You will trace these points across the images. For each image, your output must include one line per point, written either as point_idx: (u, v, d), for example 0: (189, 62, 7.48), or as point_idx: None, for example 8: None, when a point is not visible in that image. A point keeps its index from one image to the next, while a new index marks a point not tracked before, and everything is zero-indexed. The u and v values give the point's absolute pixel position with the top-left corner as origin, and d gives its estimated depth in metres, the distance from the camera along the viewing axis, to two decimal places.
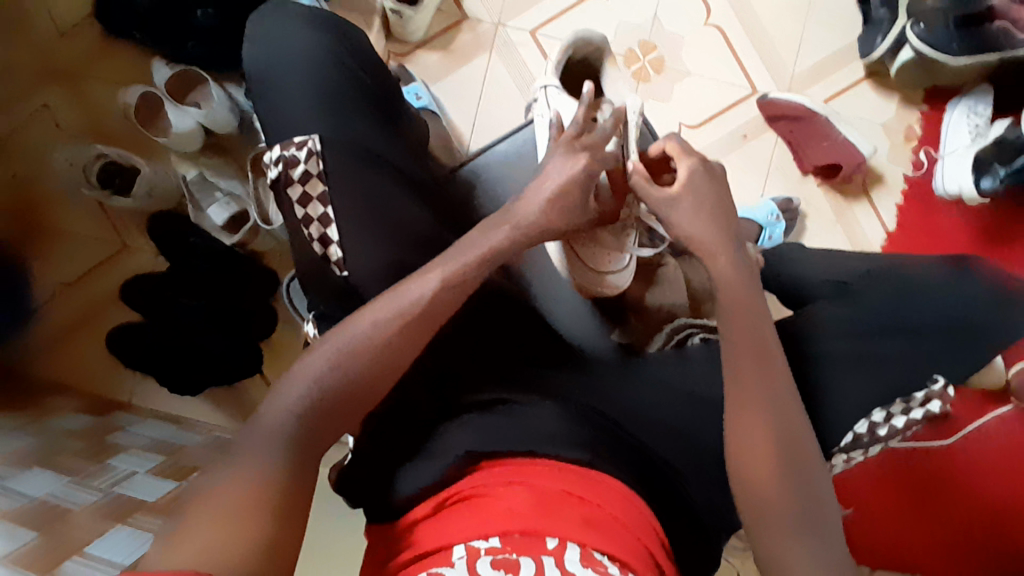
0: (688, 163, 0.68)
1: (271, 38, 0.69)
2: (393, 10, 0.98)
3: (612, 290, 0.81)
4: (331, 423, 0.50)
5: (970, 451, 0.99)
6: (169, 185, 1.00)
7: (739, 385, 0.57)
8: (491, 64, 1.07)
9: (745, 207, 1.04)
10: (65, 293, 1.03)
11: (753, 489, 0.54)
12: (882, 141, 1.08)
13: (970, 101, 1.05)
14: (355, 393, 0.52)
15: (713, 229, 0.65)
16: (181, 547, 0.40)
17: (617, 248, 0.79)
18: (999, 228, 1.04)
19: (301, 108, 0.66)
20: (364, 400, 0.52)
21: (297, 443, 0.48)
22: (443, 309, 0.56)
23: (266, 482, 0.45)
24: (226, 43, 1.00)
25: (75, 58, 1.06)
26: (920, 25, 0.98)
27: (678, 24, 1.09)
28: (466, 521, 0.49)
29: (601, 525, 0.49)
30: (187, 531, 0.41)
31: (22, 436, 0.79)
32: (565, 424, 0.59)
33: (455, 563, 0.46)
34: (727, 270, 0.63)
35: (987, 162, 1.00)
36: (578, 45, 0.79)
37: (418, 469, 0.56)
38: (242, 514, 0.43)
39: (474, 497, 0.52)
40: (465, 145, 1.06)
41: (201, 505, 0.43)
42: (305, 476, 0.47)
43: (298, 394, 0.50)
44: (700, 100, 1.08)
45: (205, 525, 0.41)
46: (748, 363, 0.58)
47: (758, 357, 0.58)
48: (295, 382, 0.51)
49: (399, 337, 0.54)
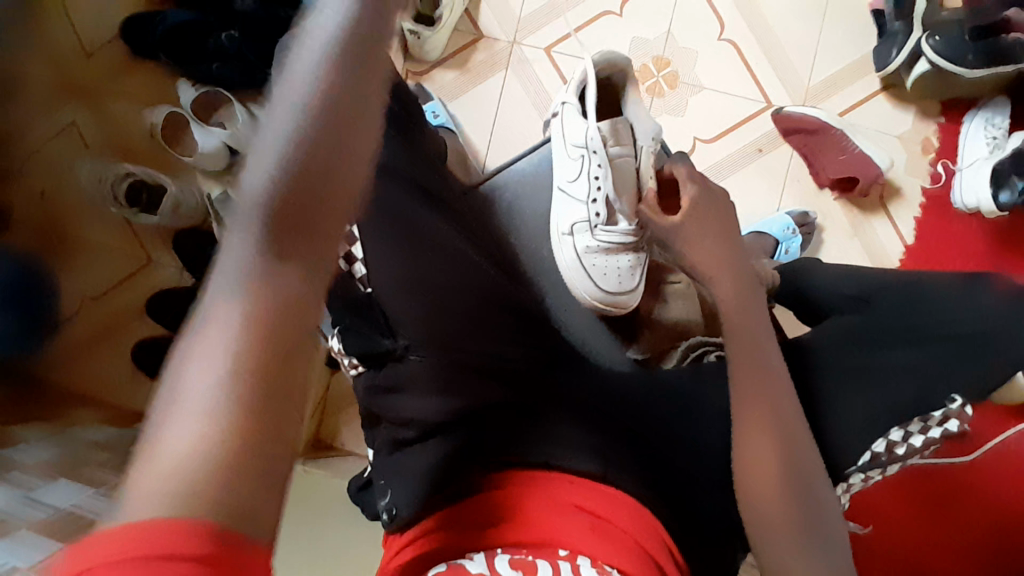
0: (691, 185, 0.72)
1: None
2: (410, 30, 0.99)
3: (619, 308, 0.81)
4: (322, 229, 0.35)
5: (993, 464, 0.98)
6: (194, 203, 1.03)
7: (745, 396, 0.57)
8: (506, 81, 1.09)
9: (761, 221, 1.05)
10: (92, 306, 1.08)
11: (755, 503, 0.54)
12: (899, 153, 1.08)
13: (988, 112, 1.05)
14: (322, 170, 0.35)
15: (712, 251, 0.67)
16: (170, 469, 0.29)
17: (627, 269, 0.80)
18: (1020, 241, 1.03)
19: None
20: (346, 166, 0.36)
21: (294, 267, 0.34)
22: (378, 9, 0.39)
23: (277, 360, 0.32)
24: (254, 63, 1.01)
25: (100, 78, 1.12)
26: (935, 37, 0.98)
27: (691, 40, 1.09)
28: (483, 525, 0.51)
29: (609, 535, 0.50)
30: (184, 440, 0.29)
31: (50, 447, 0.84)
32: (581, 433, 0.60)
33: (475, 556, 0.49)
34: (725, 291, 0.65)
35: (1004, 175, 0.98)
36: (604, 65, 0.78)
37: (400, 488, 0.56)
38: (206, 443, 0.29)
39: (489, 501, 0.53)
40: (481, 161, 1.07)
41: (184, 400, 0.30)
42: (310, 319, 0.33)
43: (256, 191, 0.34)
44: (713, 115, 1.09)
45: (201, 427, 0.30)
46: (756, 376, 0.58)
47: (766, 381, 0.58)
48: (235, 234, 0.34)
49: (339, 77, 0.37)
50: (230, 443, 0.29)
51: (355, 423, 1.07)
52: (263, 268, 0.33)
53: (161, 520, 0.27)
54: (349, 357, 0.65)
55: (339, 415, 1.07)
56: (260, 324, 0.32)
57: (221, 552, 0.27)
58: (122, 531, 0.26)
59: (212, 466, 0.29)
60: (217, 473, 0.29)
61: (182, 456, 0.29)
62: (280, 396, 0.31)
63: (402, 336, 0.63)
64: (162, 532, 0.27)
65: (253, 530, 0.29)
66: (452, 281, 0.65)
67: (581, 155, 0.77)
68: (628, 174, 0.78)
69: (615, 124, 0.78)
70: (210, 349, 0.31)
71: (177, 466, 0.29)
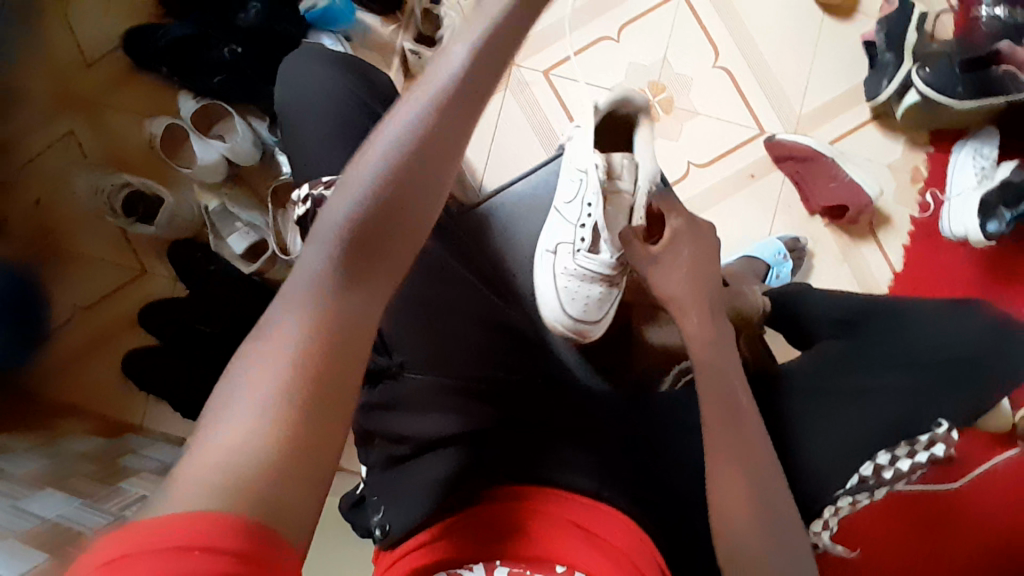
0: (676, 220, 0.70)
1: (301, 78, 0.70)
2: (412, 49, 1.05)
3: (580, 337, 0.81)
4: (380, 276, 0.41)
5: (979, 490, 0.98)
6: (191, 213, 1.03)
7: (710, 419, 0.58)
8: (504, 102, 1.10)
9: (752, 245, 1.06)
10: (84, 315, 1.07)
11: (730, 523, 0.53)
12: (888, 181, 1.10)
13: (976, 142, 1.07)
14: (393, 220, 0.41)
15: (684, 286, 0.67)
16: (220, 462, 0.33)
17: (597, 300, 0.80)
18: (1007, 272, 1.05)
19: (328, 146, 0.66)
20: (414, 226, 0.42)
21: (349, 303, 0.39)
22: (484, 76, 0.42)
23: (324, 385, 0.36)
24: (253, 76, 1.01)
25: (100, 87, 1.10)
26: (924, 70, 1.01)
27: (687, 67, 1.12)
28: (484, 539, 0.52)
29: (603, 548, 0.51)
30: (237, 438, 0.34)
31: (36, 458, 0.84)
32: (573, 449, 0.60)
33: (474, 567, 0.50)
34: (695, 332, 0.64)
35: (992, 205, 1.01)
36: (620, 98, 0.72)
37: (397, 508, 0.56)
38: (257, 446, 0.34)
39: (487, 513, 0.53)
40: (478, 180, 1.09)
41: (242, 403, 0.35)
42: (357, 353, 0.38)
43: (331, 232, 0.40)
44: (706, 141, 1.11)
45: (253, 430, 0.34)
46: (718, 400, 0.59)
47: (728, 406, 0.59)
48: (306, 265, 0.40)
49: (432, 141, 0.41)
50: (275, 449, 0.34)
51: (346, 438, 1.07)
52: (325, 299, 0.39)
53: (206, 512, 0.30)
54: None
55: None
56: (315, 349, 0.37)
57: (253, 548, 0.30)
58: (166, 517, 0.30)
59: (257, 468, 0.33)
60: (260, 473, 0.33)
61: (232, 452, 0.33)
62: (323, 416, 0.36)
63: (396, 356, 0.64)
64: (206, 523, 0.30)
65: (285, 527, 0.33)
66: (448, 298, 0.67)
67: (579, 180, 0.76)
68: (624, 208, 0.74)
69: (620, 160, 0.74)
70: (272, 364, 0.36)
71: (228, 462, 0.33)
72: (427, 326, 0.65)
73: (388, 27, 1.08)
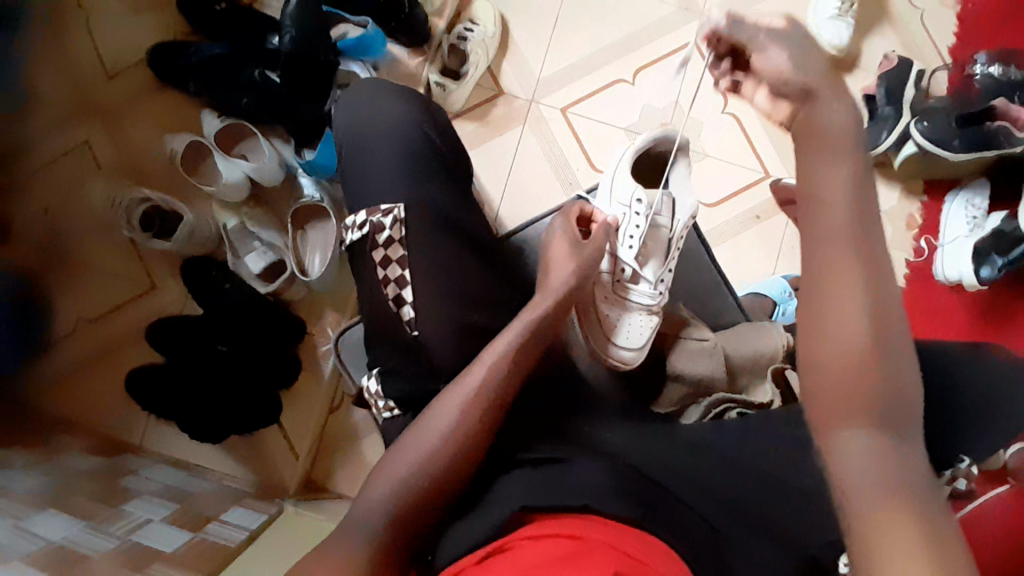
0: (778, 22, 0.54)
1: (364, 109, 0.72)
2: (437, 81, 1.09)
3: (620, 365, 0.77)
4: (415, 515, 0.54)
5: None
6: (209, 233, 1.03)
7: (823, 309, 0.44)
8: (523, 135, 1.13)
9: (760, 284, 1.09)
10: (87, 329, 1.05)
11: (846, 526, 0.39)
12: (886, 227, 1.15)
13: (967, 194, 1.12)
14: (440, 472, 0.55)
15: (846, 123, 0.48)
16: None
17: (635, 325, 0.78)
18: (997, 318, 1.10)
19: (388, 176, 0.69)
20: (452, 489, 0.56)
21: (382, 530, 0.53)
22: (515, 365, 0.60)
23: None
24: (284, 102, 1.03)
25: (123, 102, 1.10)
26: (923, 123, 1.08)
27: (699, 110, 1.16)
28: (510, 565, 0.47)
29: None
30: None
31: (36, 474, 0.81)
32: (611, 480, 0.57)
33: None
34: (832, 118, 0.49)
35: (985, 252, 1.05)
36: (660, 142, 0.78)
37: (449, 537, 0.56)
38: None
39: (520, 544, 0.50)
40: (495, 209, 1.11)
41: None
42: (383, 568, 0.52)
43: (387, 482, 0.55)
44: (715, 180, 1.15)
45: None
46: (847, 324, 0.43)
47: (855, 333, 0.43)
48: (365, 503, 0.55)
49: (468, 428, 0.57)
50: None
51: (348, 466, 1.04)
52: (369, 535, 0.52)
53: None
54: (386, 398, 0.65)
55: (334, 457, 1.04)
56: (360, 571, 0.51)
57: None
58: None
59: None
60: None
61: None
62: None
63: (441, 381, 0.64)
64: None
65: None
66: (490, 325, 0.67)
67: (622, 213, 0.79)
68: (660, 242, 0.80)
69: (660, 198, 0.79)
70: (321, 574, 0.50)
71: None
72: (468, 352, 0.64)
73: (415, 59, 1.13)
